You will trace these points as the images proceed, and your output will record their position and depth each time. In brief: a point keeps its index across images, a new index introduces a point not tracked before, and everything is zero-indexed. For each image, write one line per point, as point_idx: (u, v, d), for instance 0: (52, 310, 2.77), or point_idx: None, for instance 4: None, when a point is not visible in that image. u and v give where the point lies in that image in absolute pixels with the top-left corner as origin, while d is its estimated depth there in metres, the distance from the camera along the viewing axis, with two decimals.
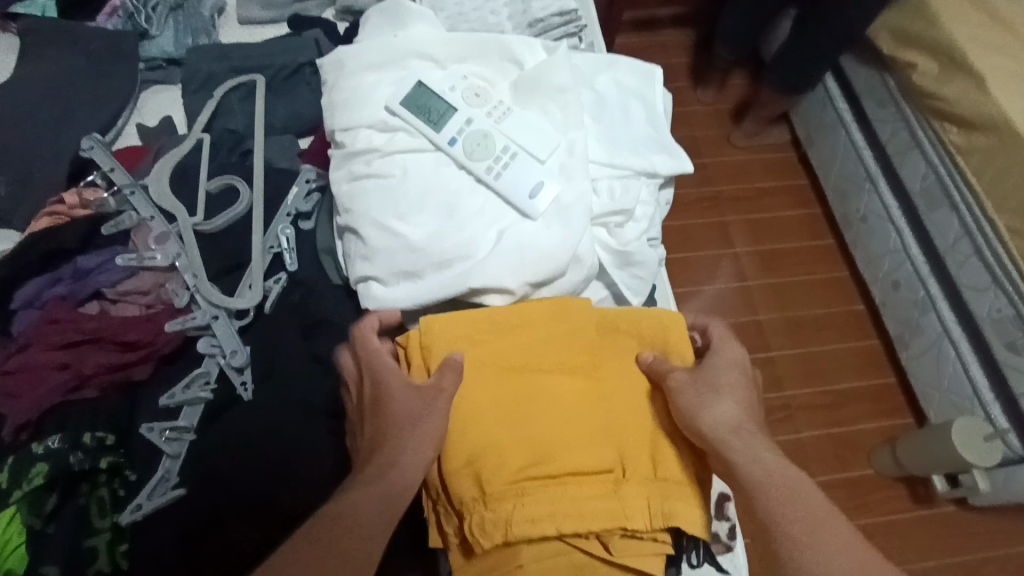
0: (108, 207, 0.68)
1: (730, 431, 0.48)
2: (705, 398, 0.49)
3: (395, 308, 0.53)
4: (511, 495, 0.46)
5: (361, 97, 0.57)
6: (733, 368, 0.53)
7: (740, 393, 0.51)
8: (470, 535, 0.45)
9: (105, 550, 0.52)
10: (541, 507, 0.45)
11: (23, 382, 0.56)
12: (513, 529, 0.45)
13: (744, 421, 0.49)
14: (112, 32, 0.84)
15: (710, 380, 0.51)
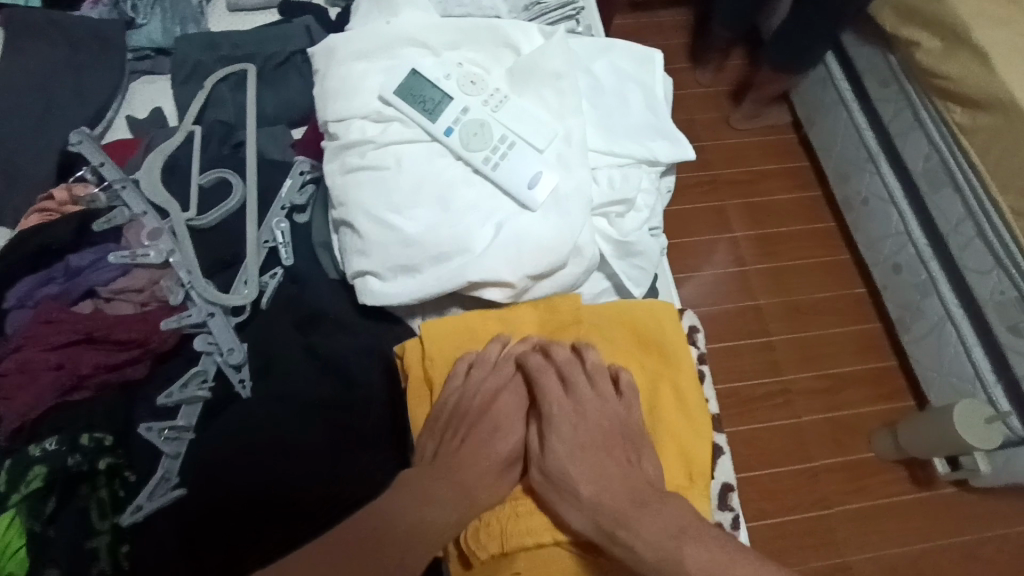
0: (99, 204, 0.67)
1: (593, 518, 0.45)
2: (559, 496, 0.47)
3: (394, 303, 0.52)
4: (509, 507, 0.48)
5: (354, 85, 0.56)
6: (585, 421, 0.50)
7: (591, 460, 0.48)
8: (467, 547, 0.48)
9: (108, 551, 0.51)
10: (535, 519, 0.48)
11: (19, 384, 0.55)
12: (508, 539, 0.47)
13: (604, 497, 0.46)
14: (98, 21, 0.82)
15: (560, 466, 0.48)
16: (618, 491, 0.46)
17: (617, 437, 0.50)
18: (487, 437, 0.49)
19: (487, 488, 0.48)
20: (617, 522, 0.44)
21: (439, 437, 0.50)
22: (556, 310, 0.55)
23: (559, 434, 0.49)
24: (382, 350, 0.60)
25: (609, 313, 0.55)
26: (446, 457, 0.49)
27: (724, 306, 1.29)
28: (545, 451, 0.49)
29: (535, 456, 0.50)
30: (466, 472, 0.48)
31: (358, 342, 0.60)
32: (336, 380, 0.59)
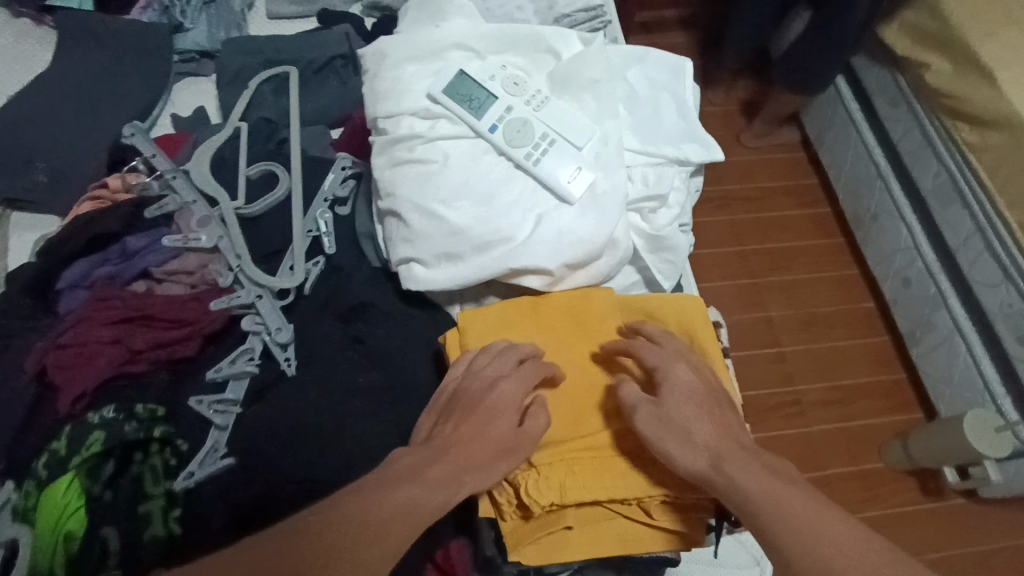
0: (151, 192, 0.70)
1: (705, 455, 0.46)
2: (667, 430, 0.47)
3: (437, 287, 0.57)
4: (563, 466, 0.49)
5: (402, 86, 0.60)
6: (693, 380, 0.50)
7: (702, 409, 0.48)
8: (527, 497, 0.48)
9: (160, 516, 0.53)
10: (591, 479, 0.49)
11: (78, 359, 0.58)
12: (567, 493, 0.48)
13: (713, 438, 0.47)
14: (148, 26, 0.87)
15: (674, 408, 0.48)
16: (730, 438, 0.47)
17: (720, 404, 0.50)
18: (486, 420, 0.48)
19: (482, 470, 0.46)
20: (728, 457, 0.45)
21: (444, 421, 0.49)
22: (582, 301, 0.56)
23: (671, 386, 0.49)
24: (420, 335, 0.63)
25: (668, 309, 0.56)
26: (442, 436, 0.47)
27: (737, 315, 1.32)
28: (658, 400, 0.49)
29: (641, 404, 0.49)
30: (483, 445, 0.47)
31: (398, 327, 0.63)
32: (373, 364, 0.61)
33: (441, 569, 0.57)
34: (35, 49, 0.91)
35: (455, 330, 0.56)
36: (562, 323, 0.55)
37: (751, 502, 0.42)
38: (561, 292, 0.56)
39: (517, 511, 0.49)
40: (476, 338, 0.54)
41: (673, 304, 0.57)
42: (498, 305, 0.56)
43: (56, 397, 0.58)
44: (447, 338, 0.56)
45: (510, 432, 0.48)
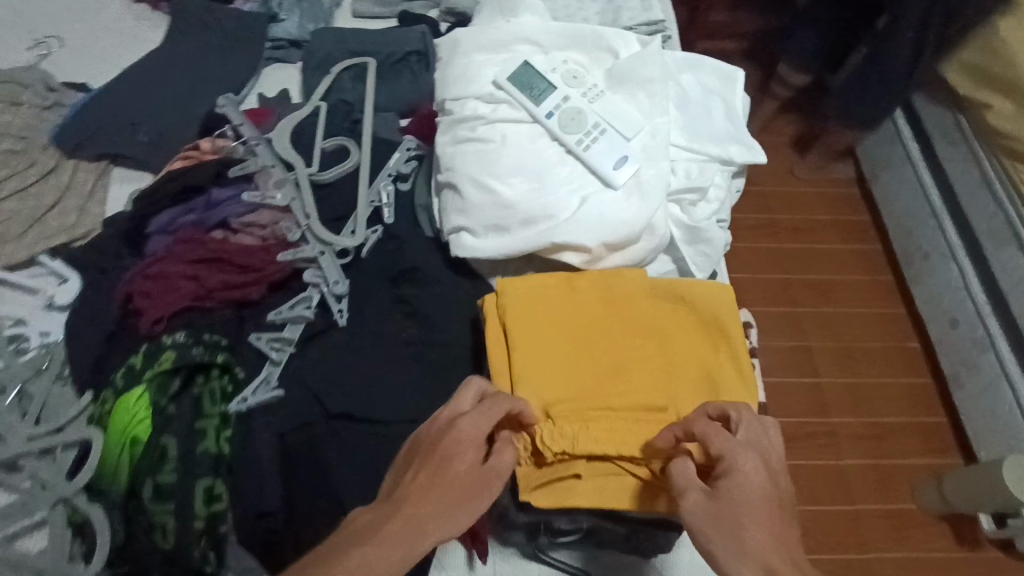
0: (237, 154, 0.78)
1: (758, 565, 0.38)
2: (718, 528, 0.40)
3: (482, 256, 0.61)
4: (579, 421, 0.50)
5: (470, 73, 0.65)
6: (765, 480, 0.43)
7: (768, 514, 0.41)
8: (540, 442, 0.49)
9: (213, 433, 0.59)
10: (605, 435, 0.49)
11: (160, 288, 0.65)
12: (579, 444, 0.49)
13: (773, 550, 0.39)
14: (249, 16, 0.97)
15: (735, 507, 0.41)
16: (795, 557, 0.39)
17: (794, 523, 0.42)
18: (448, 464, 0.43)
19: (448, 519, 0.41)
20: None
21: (404, 470, 0.44)
22: (612, 277, 0.58)
23: (737, 483, 0.43)
24: (462, 305, 0.67)
25: (698, 290, 0.57)
26: (398, 488, 0.42)
27: (777, 342, 1.31)
28: (715, 493, 0.43)
29: (693, 492, 0.44)
30: (444, 496, 0.42)
31: (443, 291, 0.67)
32: (416, 321, 0.66)
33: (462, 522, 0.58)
34: (150, 29, 1.02)
35: (493, 297, 0.58)
36: (591, 293, 0.57)
37: None
38: (593, 274, 0.58)
39: (531, 454, 0.51)
40: (510, 300, 0.56)
41: (702, 289, 0.57)
42: (534, 278, 0.58)
43: (138, 320, 0.65)
44: (484, 303, 0.58)
45: (475, 472, 0.44)
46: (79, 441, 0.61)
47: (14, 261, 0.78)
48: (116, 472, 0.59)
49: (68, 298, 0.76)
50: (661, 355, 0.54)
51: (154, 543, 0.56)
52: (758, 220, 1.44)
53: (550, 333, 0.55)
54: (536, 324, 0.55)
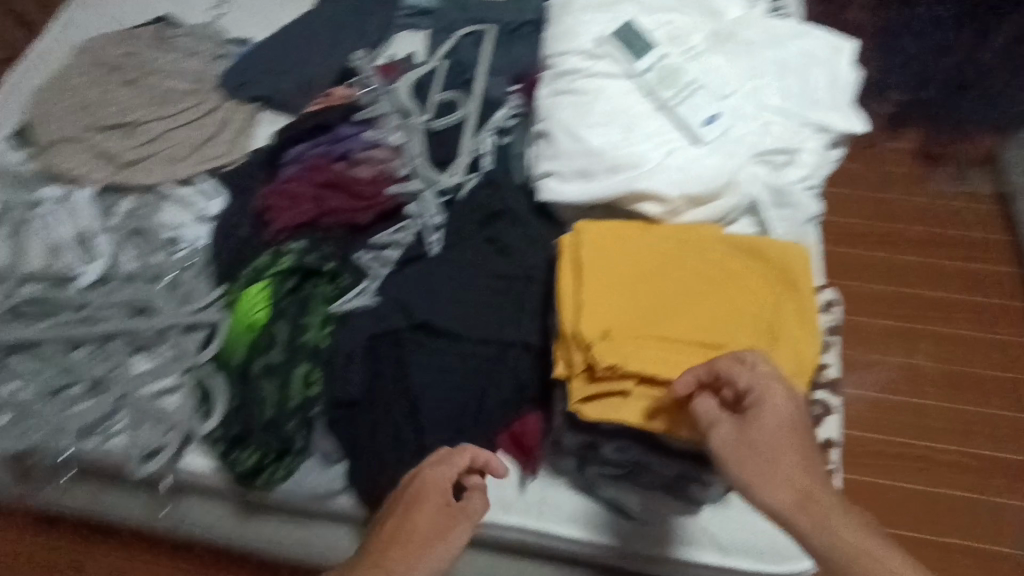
0: (362, 100, 0.88)
1: (789, 492, 0.46)
2: (750, 461, 0.47)
3: (565, 200, 0.65)
4: (635, 344, 0.53)
5: (576, 31, 0.70)
6: (788, 408, 0.49)
7: (793, 444, 0.48)
8: (593, 359, 0.52)
9: (316, 327, 0.69)
10: (657, 360, 0.52)
11: (289, 204, 0.77)
12: (629, 364, 0.52)
13: (799, 478, 0.47)
14: None
15: (762, 440, 0.48)
16: (818, 477, 0.47)
17: (812, 442, 0.49)
18: (414, 510, 0.55)
19: (416, 560, 0.52)
20: (813, 499, 0.46)
21: (379, 520, 0.56)
22: (690, 231, 0.61)
23: (762, 417, 0.48)
24: (543, 247, 0.72)
25: (774, 247, 0.59)
26: (374, 537, 0.54)
27: (888, 357, 1.11)
28: (746, 425, 0.49)
29: (723, 423, 0.50)
30: (410, 539, 0.53)
31: (526, 232, 0.72)
32: (499, 257, 0.71)
33: (514, 436, 0.66)
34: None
35: (570, 235, 0.61)
36: (667, 238, 0.60)
37: (844, 555, 0.43)
38: (671, 225, 0.61)
39: (586, 370, 0.54)
40: (590, 237, 0.60)
41: (775, 245, 0.59)
42: (614, 225, 0.61)
43: (270, 230, 0.76)
44: (563, 241, 0.61)
45: (439, 514, 0.55)
46: (214, 320, 0.75)
47: (178, 178, 0.93)
48: (236, 348, 0.70)
49: (217, 211, 0.90)
50: (727, 298, 0.57)
51: (255, 411, 0.67)
52: (881, 217, 1.24)
53: (623, 267, 0.58)
54: (609, 259, 0.59)
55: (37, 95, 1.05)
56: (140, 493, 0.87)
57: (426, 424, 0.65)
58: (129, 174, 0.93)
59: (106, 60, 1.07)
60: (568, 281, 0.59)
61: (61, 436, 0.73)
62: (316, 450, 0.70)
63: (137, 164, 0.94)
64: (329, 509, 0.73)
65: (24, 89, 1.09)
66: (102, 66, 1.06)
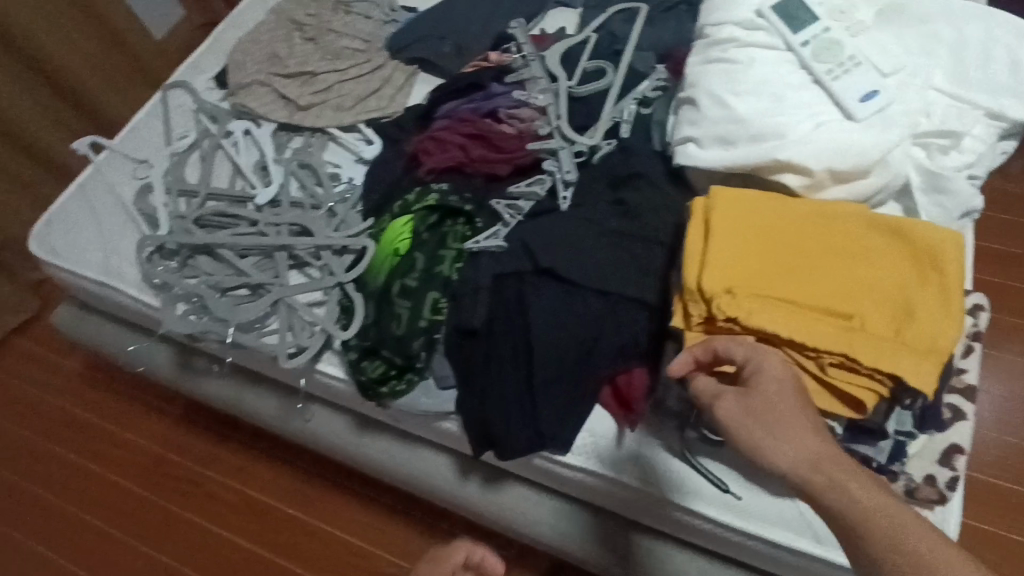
0: (514, 64, 0.93)
1: (795, 453, 0.47)
2: (758, 431, 0.48)
3: (702, 165, 0.66)
4: (758, 303, 0.55)
5: (736, 2, 0.71)
6: (785, 375, 0.50)
7: (793, 405, 0.49)
8: (715, 309, 0.55)
9: (450, 261, 0.76)
10: (779, 320, 0.54)
11: (438, 150, 0.85)
12: (751, 317, 0.54)
13: (809, 438, 0.47)
14: None
15: (764, 408, 0.49)
16: (823, 439, 0.47)
17: (812, 407, 0.50)
18: None
19: None
20: (823, 460, 0.46)
21: None
22: (831, 206, 0.60)
23: (759, 387, 0.50)
24: (671, 212, 0.73)
25: (923, 229, 0.56)
26: None
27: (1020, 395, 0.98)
28: (747, 393, 0.50)
29: (726, 396, 0.51)
30: None
31: (656, 197, 0.74)
32: (625, 216, 0.74)
33: (618, 389, 0.70)
34: None
35: (703, 198, 0.62)
36: (804, 208, 0.59)
37: (856, 514, 0.44)
38: (809, 199, 0.60)
39: (704, 322, 0.57)
40: (723, 197, 0.60)
41: (923, 226, 0.57)
42: (749, 191, 0.61)
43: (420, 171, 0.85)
44: (695, 202, 0.62)
45: None
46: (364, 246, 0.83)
47: (342, 125, 1.04)
48: (378, 272, 0.80)
49: (372, 155, 0.99)
50: (862, 273, 0.56)
51: (389, 327, 0.75)
52: None
53: (753, 231, 0.58)
54: (740, 221, 0.59)
55: (237, 46, 1.21)
56: (277, 395, 1.00)
57: (537, 362, 0.70)
58: (302, 117, 1.06)
59: (296, 19, 1.21)
60: (697, 237, 0.60)
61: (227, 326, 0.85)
62: (435, 373, 0.76)
63: (310, 110, 1.07)
64: (437, 430, 0.81)
65: (227, 41, 1.26)
66: (291, 25, 1.21)
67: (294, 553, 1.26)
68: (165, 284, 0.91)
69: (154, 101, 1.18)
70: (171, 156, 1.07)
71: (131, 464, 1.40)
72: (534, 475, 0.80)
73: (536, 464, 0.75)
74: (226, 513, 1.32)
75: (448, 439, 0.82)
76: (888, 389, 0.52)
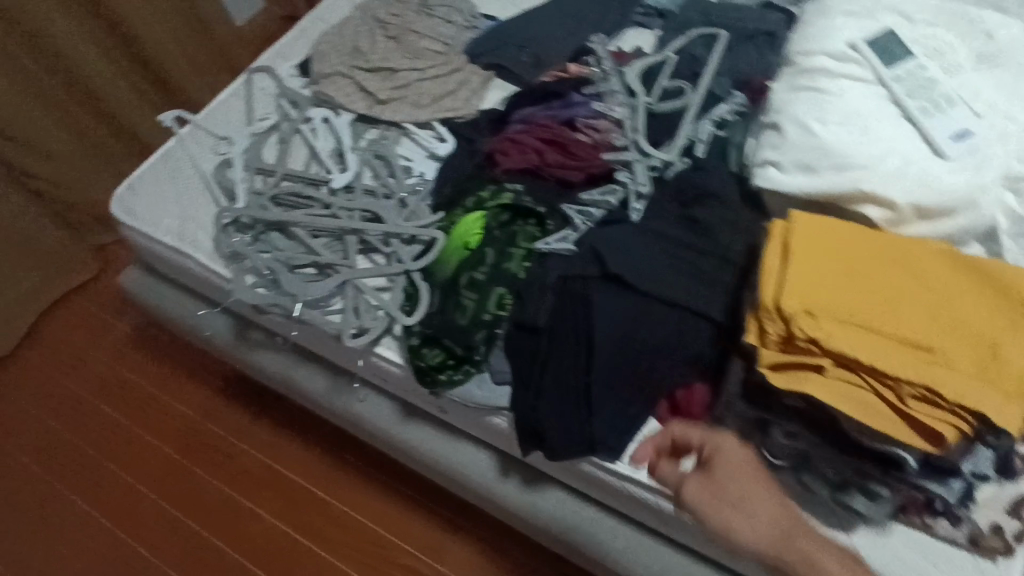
0: (594, 77, 0.96)
1: (755, 524, 0.58)
2: (720, 508, 0.59)
3: (784, 189, 0.66)
4: (837, 328, 0.55)
5: (830, 33, 0.72)
6: (739, 454, 0.62)
7: (748, 482, 0.60)
8: (794, 328, 0.55)
9: (520, 259, 0.78)
10: (859, 345, 0.54)
11: (515, 152, 0.87)
12: (830, 340, 0.55)
13: (765, 512, 0.58)
14: None
15: (721, 484, 0.60)
16: (778, 512, 0.59)
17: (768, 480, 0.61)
18: None
19: None
20: (782, 530, 0.57)
21: None
22: (914, 241, 0.60)
23: (715, 465, 0.61)
24: (745, 232, 0.74)
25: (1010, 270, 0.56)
26: None
27: None
28: (707, 474, 0.61)
29: (690, 478, 0.63)
30: None
31: (729, 216, 0.75)
32: (698, 233, 0.75)
33: (676, 402, 0.70)
34: None
35: (782, 222, 0.62)
36: (886, 240, 0.60)
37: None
38: (890, 233, 0.61)
39: (780, 341, 0.57)
40: (802, 223, 0.61)
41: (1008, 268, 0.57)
42: (829, 219, 0.62)
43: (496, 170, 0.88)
44: (773, 225, 0.62)
45: None
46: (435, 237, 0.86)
47: (418, 121, 1.08)
48: (447, 263, 0.81)
49: (444, 153, 1.02)
50: (944, 308, 0.56)
51: (454, 316, 0.78)
52: None
53: (832, 257, 0.59)
54: (819, 246, 0.59)
55: (321, 38, 1.26)
56: (326, 375, 1.02)
57: (597, 366, 0.70)
58: (380, 110, 1.09)
59: (379, 18, 1.26)
60: (775, 258, 0.60)
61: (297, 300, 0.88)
62: (490, 367, 0.78)
63: (387, 104, 1.10)
64: (486, 425, 0.82)
65: (311, 33, 1.31)
66: (374, 22, 1.26)
67: (319, 536, 1.29)
68: (239, 256, 0.95)
69: (238, 83, 1.23)
70: (252, 136, 1.11)
71: (172, 430, 1.45)
72: (579, 482, 0.80)
73: (583, 470, 0.75)
74: (257, 488, 1.35)
75: (495, 435, 0.83)
76: (970, 427, 0.53)
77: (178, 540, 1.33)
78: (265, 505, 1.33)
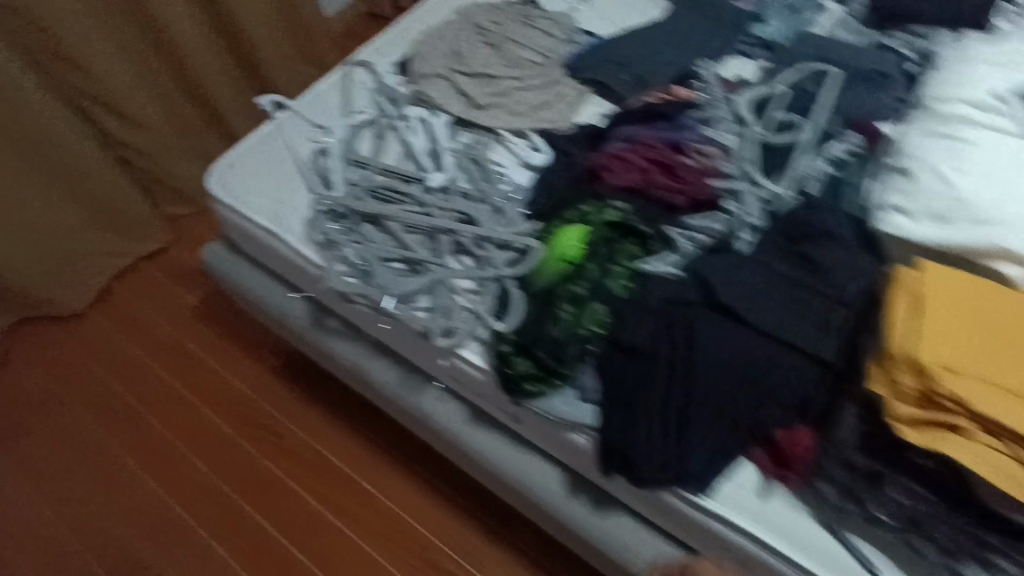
0: (701, 101, 0.95)
1: None
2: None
3: (911, 236, 0.72)
4: (970, 381, 0.60)
5: (970, 84, 0.76)
6: None
7: None
8: (928, 377, 0.60)
9: (622, 276, 0.78)
10: (990, 402, 0.59)
11: (620, 168, 0.87)
12: (964, 394, 0.60)
13: None
14: (739, 20, 1.17)
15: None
16: None
17: None
18: None
19: None
20: None
21: None
22: None
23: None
24: (865, 277, 0.71)
25: None
26: None
27: None
28: None
29: None
30: None
31: (847, 259, 0.72)
32: (811, 273, 0.73)
33: (778, 446, 0.68)
34: (650, 6, 1.27)
35: (912, 272, 0.67)
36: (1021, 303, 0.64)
37: None
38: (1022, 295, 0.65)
39: (909, 386, 0.62)
40: (934, 278, 0.66)
41: None
42: (961, 276, 0.66)
43: (600, 186, 0.87)
44: (904, 275, 0.67)
45: None
46: (530, 246, 0.86)
47: (515, 129, 1.08)
48: (541, 274, 0.81)
49: (540, 163, 1.02)
50: None
51: (549, 325, 0.78)
52: None
53: (964, 314, 0.63)
54: (952, 301, 0.64)
55: (421, 39, 1.28)
56: (400, 368, 1.04)
57: (699, 395, 0.70)
58: (478, 114, 1.10)
59: (480, 24, 1.27)
60: (906, 307, 0.65)
61: (388, 293, 0.90)
62: (577, 383, 0.78)
63: (485, 109, 1.11)
64: (563, 441, 0.82)
65: (410, 32, 1.33)
66: (474, 27, 1.27)
67: (357, 522, 1.31)
68: (333, 244, 0.97)
69: (336, 74, 1.26)
70: (349, 128, 1.14)
71: (226, 401, 1.49)
72: (657, 514, 0.77)
73: (665, 502, 0.74)
74: (305, 472, 1.37)
75: (570, 452, 0.83)
76: None
77: (215, 504, 1.35)
78: (307, 483, 1.35)
